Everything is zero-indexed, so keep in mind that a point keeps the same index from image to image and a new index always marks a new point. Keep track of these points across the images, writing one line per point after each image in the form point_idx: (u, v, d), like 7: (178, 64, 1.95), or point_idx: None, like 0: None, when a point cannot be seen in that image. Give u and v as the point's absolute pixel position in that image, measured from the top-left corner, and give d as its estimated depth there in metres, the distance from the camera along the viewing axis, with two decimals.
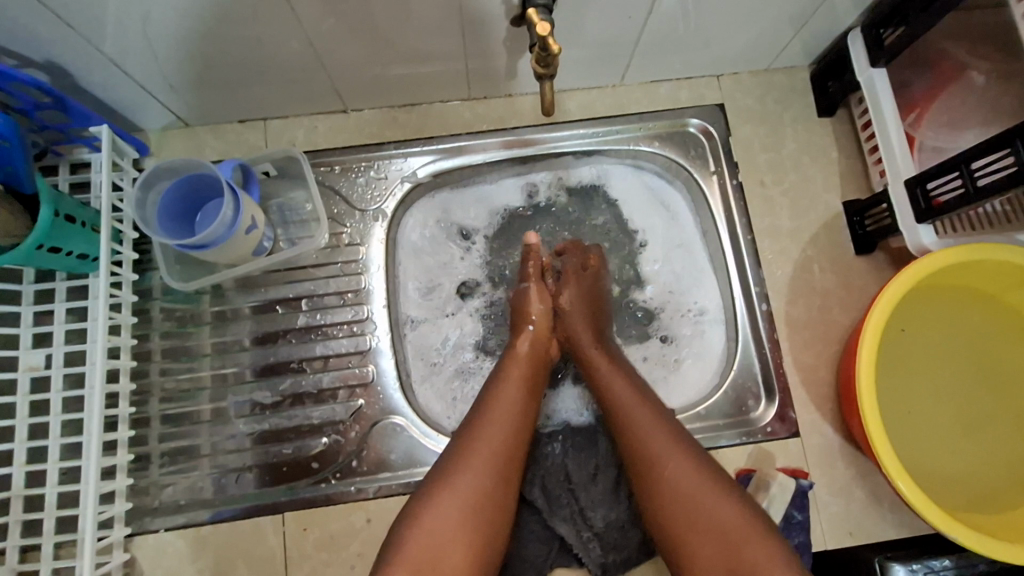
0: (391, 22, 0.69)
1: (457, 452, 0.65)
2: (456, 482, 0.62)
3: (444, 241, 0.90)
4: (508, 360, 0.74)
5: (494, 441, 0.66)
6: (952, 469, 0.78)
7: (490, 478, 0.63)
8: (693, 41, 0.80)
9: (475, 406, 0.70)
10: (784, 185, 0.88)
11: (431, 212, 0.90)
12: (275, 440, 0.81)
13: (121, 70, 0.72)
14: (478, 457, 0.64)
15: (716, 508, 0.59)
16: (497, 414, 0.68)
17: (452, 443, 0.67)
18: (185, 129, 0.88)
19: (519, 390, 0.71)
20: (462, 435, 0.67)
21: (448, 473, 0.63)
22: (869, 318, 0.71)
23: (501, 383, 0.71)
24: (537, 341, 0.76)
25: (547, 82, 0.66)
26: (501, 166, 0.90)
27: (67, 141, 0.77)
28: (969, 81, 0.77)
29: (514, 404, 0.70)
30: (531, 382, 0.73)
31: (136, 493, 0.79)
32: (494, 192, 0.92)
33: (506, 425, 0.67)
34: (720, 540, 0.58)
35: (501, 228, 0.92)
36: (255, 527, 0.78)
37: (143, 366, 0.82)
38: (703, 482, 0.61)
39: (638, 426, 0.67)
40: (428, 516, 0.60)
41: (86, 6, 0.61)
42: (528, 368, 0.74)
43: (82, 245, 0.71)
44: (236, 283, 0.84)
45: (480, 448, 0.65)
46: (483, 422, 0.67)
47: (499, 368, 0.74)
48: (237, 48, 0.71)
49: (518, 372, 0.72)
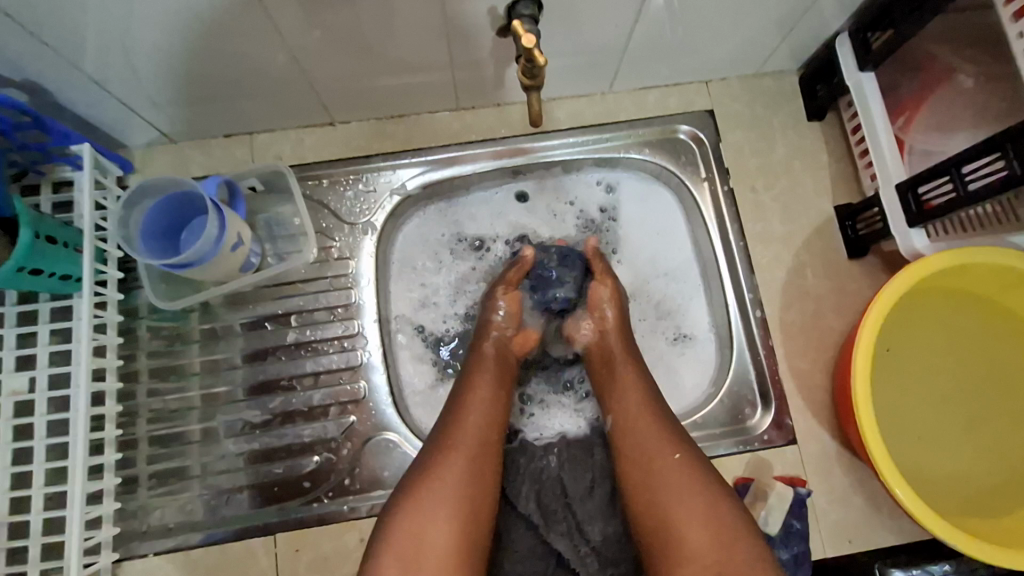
0: (375, 34, 0.69)
1: (438, 448, 0.65)
2: (438, 472, 0.62)
3: (448, 256, 0.89)
4: (477, 362, 0.75)
5: (473, 439, 0.66)
6: (954, 474, 0.77)
7: (473, 471, 0.64)
8: (680, 48, 0.80)
9: (448, 403, 0.71)
10: (776, 190, 0.88)
11: (420, 223, 0.90)
12: (266, 459, 0.80)
13: (101, 88, 0.71)
14: (459, 449, 0.65)
15: (688, 497, 0.62)
16: (476, 409, 0.69)
17: (430, 442, 0.66)
18: (169, 146, 0.86)
19: (493, 390, 0.71)
20: (440, 431, 0.67)
21: (430, 465, 0.63)
22: (864, 324, 0.71)
23: (478, 376, 0.72)
24: (501, 344, 0.77)
25: (534, 93, 0.65)
26: (489, 175, 0.89)
27: (49, 161, 0.75)
28: (956, 84, 0.76)
29: (488, 405, 0.70)
30: (501, 379, 0.74)
31: (124, 517, 0.77)
32: (482, 202, 0.91)
33: (485, 420, 0.68)
34: (697, 526, 0.60)
35: (491, 231, 0.90)
36: (247, 549, 0.76)
37: (130, 387, 0.80)
38: (681, 472, 0.63)
39: (646, 416, 0.69)
40: (423, 501, 0.60)
41: (64, 26, 0.60)
42: (497, 367, 0.74)
43: (64, 267, 0.70)
44: (224, 300, 0.83)
45: (459, 445, 0.65)
46: (458, 419, 0.68)
47: (467, 367, 0.74)
48: (219, 63, 0.70)
49: (491, 371, 0.74)
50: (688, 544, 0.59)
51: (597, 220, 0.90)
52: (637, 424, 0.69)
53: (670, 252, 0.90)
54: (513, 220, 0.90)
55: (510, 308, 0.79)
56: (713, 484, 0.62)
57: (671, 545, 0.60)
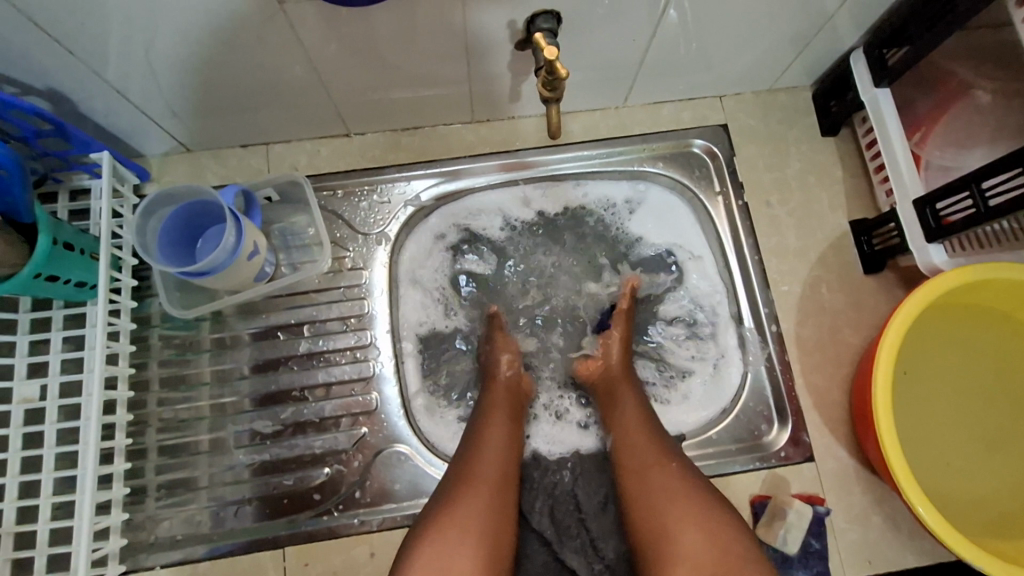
0: (391, 48, 0.69)
1: (455, 484, 0.64)
2: (458, 508, 0.61)
3: (447, 266, 0.87)
4: (490, 398, 0.75)
5: (491, 468, 0.65)
6: (976, 494, 0.76)
7: (492, 506, 0.62)
8: (695, 63, 0.81)
9: (465, 440, 0.70)
10: (791, 205, 0.88)
11: (426, 233, 0.88)
12: (276, 470, 0.79)
13: (122, 97, 0.72)
14: (478, 484, 0.63)
15: (692, 508, 0.61)
16: (492, 444, 0.68)
17: (449, 474, 0.66)
18: (186, 155, 0.87)
19: (507, 422, 0.72)
20: (456, 468, 0.66)
21: (449, 502, 0.61)
22: (883, 339, 0.70)
23: (495, 412, 0.73)
24: (513, 379, 0.78)
25: (553, 105, 0.66)
26: (495, 188, 0.89)
27: (67, 168, 0.75)
28: (972, 100, 0.77)
29: (505, 436, 0.70)
30: (513, 414, 0.74)
31: (132, 528, 0.76)
32: (484, 209, 0.89)
33: (501, 455, 0.67)
34: (707, 536, 0.58)
35: (498, 236, 0.89)
36: (255, 563, 0.75)
37: (140, 396, 0.80)
38: (682, 485, 0.63)
39: (643, 434, 0.70)
40: (439, 528, 0.59)
41: (89, 36, 0.61)
42: (510, 402, 0.75)
43: (79, 273, 0.70)
44: (236, 310, 0.83)
45: (474, 483, 0.63)
46: (474, 454, 0.67)
47: (485, 403, 0.74)
48: (236, 73, 0.71)
49: (505, 407, 0.74)
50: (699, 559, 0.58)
51: (605, 228, 0.89)
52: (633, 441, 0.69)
53: (687, 264, 0.88)
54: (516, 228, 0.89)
55: (511, 349, 0.80)
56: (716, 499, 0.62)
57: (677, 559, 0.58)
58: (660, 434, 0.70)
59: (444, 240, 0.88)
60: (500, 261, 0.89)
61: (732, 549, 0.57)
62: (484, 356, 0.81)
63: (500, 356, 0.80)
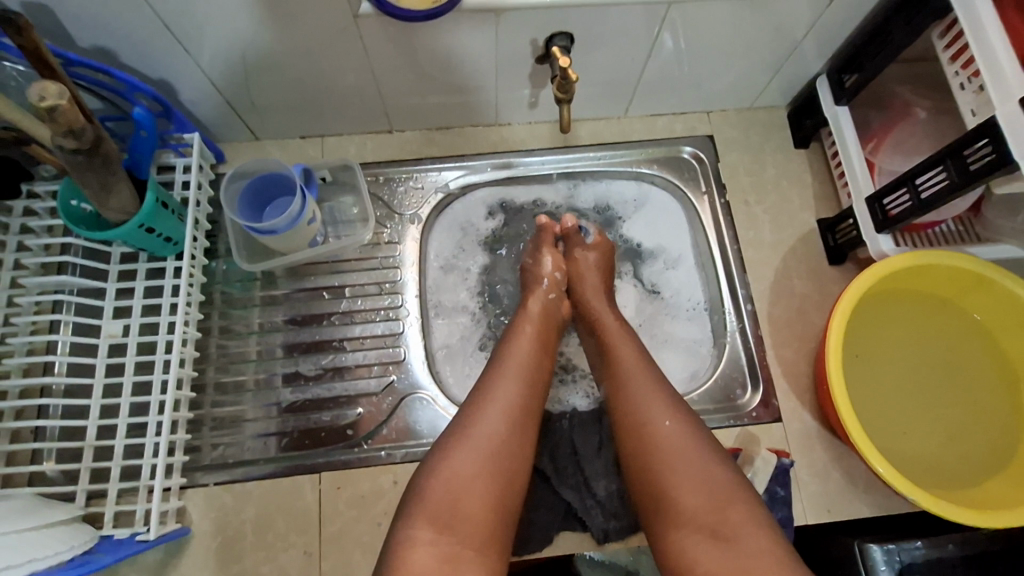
0: (436, 59, 0.85)
1: (474, 414, 0.73)
2: (472, 437, 0.71)
3: (466, 246, 1.02)
4: (522, 321, 0.86)
5: (500, 406, 0.74)
6: (924, 453, 0.87)
7: (506, 440, 0.72)
8: (686, 82, 0.96)
9: (486, 371, 0.80)
10: (766, 204, 1.02)
11: (445, 221, 1.03)
12: (316, 408, 0.91)
13: (214, 89, 0.88)
14: (489, 412, 0.73)
15: (686, 460, 0.70)
16: (509, 376, 0.78)
17: (465, 410, 0.74)
18: (253, 143, 1.03)
19: (523, 361, 0.80)
20: (473, 399, 0.76)
21: (464, 431, 0.72)
22: (837, 309, 0.82)
23: (516, 339, 0.83)
24: (547, 303, 0.89)
25: (565, 106, 0.81)
26: (497, 176, 1.04)
27: (162, 145, 0.90)
28: (915, 117, 0.92)
29: (518, 376, 0.78)
30: (544, 339, 0.84)
31: (190, 451, 0.88)
32: (485, 198, 1.04)
33: (518, 387, 0.77)
34: (696, 484, 0.68)
35: (505, 224, 1.03)
36: (295, 485, 0.87)
37: (203, 340, 0.93)
38: (678, 437, 0.72)
39: (646, 386, 0.78)
40: (454, 460, 0.69)
41: (203, 38, 0.77)
42: (539, 327, 0.85)
43: (169, 229, 0.84)
44: (286, 272, 0.97)
45: (486, 421, 0.72)
46: (488, 395, 0.75)
47: (512, 327, 0.85)
48: (309, 75, 0.87)
49: (531, 329, 0.84)
50: (690, 503, 0.67)
51: (610, 217, 1.03)
52: (637, 392, 0.77)
53: (672, 269, 1.01)
54: (522, 206, 1.04)
55: (558, 267, 0.92)
56: (708, 452, 0.71)
57: (670, 502, 0.68)
58: (657, 381, 0.79)
59: (461, 226, 1.03)
60: (500, 254, 1.01)
61: (715, 494, 0.67)
62: (528, 260, 0.94)
63: (540, 282, 0.91)
